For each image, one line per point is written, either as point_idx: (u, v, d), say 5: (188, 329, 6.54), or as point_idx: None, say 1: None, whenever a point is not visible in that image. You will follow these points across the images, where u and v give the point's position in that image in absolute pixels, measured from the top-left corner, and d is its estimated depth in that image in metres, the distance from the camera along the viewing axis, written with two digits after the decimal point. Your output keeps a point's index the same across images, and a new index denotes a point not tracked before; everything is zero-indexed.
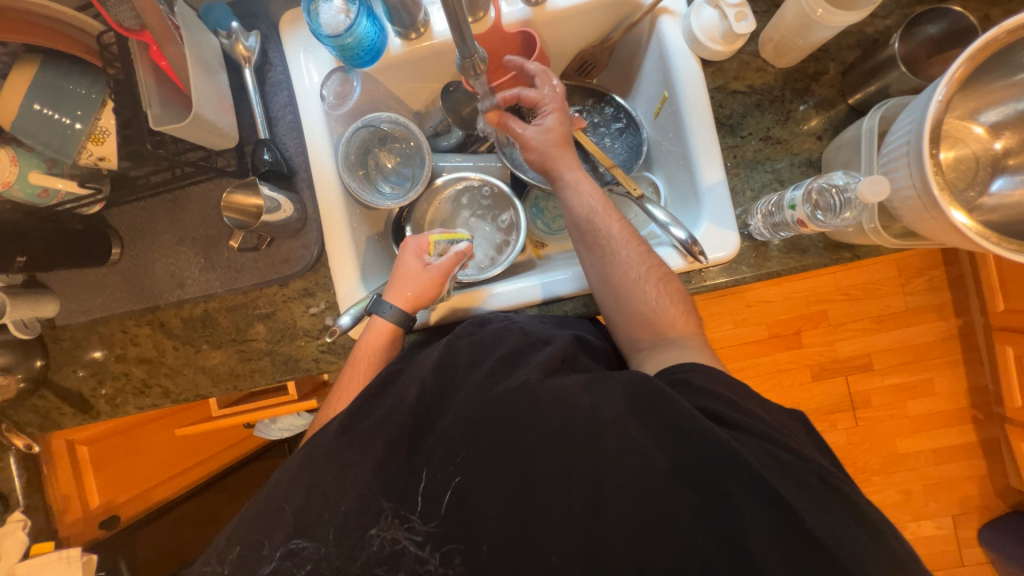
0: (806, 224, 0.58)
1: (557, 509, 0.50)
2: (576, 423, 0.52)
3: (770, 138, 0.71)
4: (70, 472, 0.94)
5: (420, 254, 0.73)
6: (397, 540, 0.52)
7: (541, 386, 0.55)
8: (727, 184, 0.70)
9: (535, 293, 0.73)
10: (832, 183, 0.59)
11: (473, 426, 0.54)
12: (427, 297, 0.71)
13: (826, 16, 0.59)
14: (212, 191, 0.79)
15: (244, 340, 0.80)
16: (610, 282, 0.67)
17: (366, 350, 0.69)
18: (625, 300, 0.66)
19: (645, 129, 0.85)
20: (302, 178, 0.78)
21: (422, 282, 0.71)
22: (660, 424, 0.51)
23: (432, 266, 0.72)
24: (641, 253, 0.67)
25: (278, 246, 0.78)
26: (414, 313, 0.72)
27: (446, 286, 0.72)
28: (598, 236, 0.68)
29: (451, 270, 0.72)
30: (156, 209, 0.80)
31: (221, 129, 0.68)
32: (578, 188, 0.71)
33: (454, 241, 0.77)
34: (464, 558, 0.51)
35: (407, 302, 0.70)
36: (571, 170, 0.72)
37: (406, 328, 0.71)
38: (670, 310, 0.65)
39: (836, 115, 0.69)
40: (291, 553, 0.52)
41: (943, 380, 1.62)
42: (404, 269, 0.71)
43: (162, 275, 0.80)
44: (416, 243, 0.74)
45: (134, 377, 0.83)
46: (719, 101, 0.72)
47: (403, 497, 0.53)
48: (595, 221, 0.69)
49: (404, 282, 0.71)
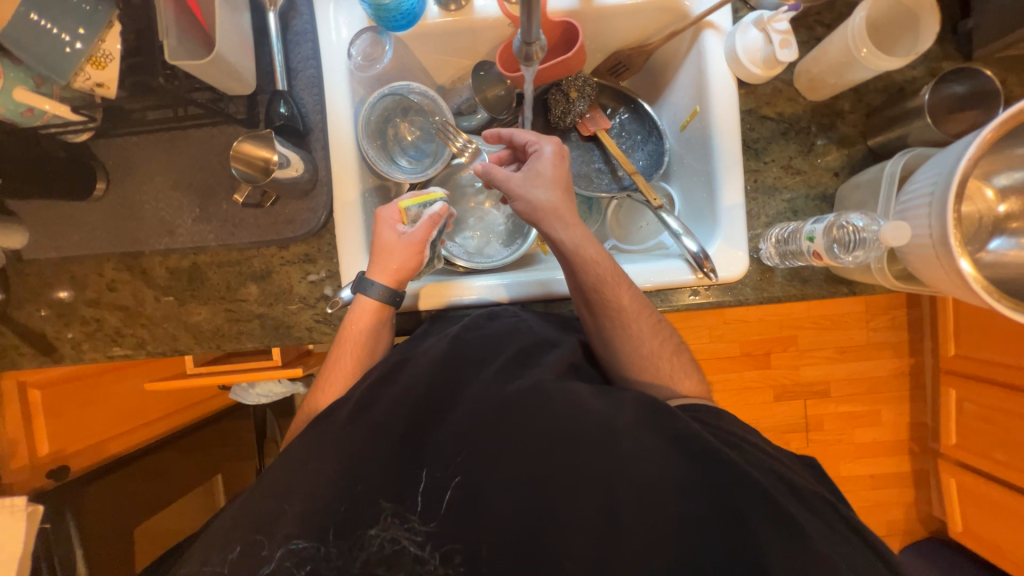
0: (820, 256, 0.60)
1: (569, 509, 0.50)
2: (590, 429, 0.53)
3: (791, 167, 0.73)
4: (20, 415, 0.90)
5: (393, 224, 0.69)
6: (397, 539, 0.51)
7: (552, 385, 0.57)
8: (745, 207, 0.72)
9: (500, 291, 0.73)
10: (846, 220, 0.59)
11: (486, 418, 0.55)
12: (408, 269, 0.69)
13: (868, 57, 0.60)
14: (216, 137, 0.74)
15: (233, 298, 0.76)
16: (621, 355, 0.66)
17: (356, 327, 0.68)
18: (637, 374, 0.66)
19: (669, 140, 0.85)
20: (316, 137, 0.74)
21: (400, 253, 0.68)
22: (670, 437, 0.52)
23: (409, 237, 0.68)
24: (652, 326, 0.66)
25: (282, 206, 0.74)
26: (401, 287, 0.70)
27: (425, 254, 0.70)
28: (608, 307, 0.65)
29: (428, 237, 0.69)
30: (150, 147, 0.74)
31: (241, 74, 0.63)
32: (582, 252, 0.65)
33: (427, 203, 0.71)
34: (464, 558, 0.50)
35: (392, 276, 0.68)
36: (567, 228, 0.66)
37: (395, 304, 0.69)
38: (683, 383, 0.65)
39: (855, 154, 0.72)
40: (292, 552, 0.50)
41: (889, 413, 1.74)
42: (381, 242, 0.68)
43: (150, 218, 0.75)
44: (388, 211, 0.69)
45: (106, 324, 0.78)
46: (749, 124, 0.73)
47: (401, 496, 0.53)
48: (603, 291, 0.65)
49: (382, 256, 0.68)
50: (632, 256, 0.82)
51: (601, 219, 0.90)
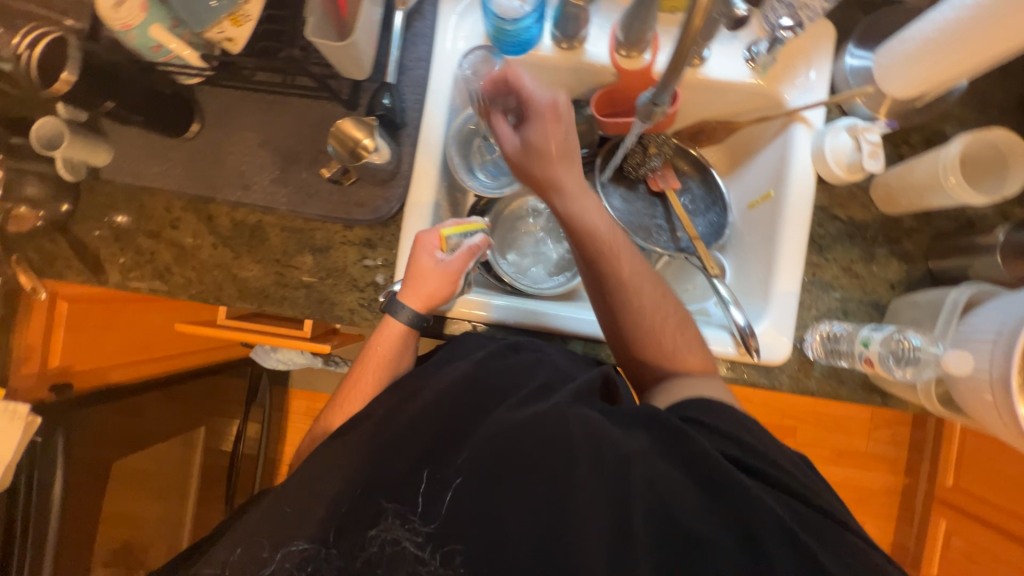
0: (873, 363, 0.62)
1: (590, 537, 0.49)
2: (606, 455, 0.52)
3: (850, 270, 0.74)
4: (42, 324, 0.89)
5: (432, 249, 0.69)
6: (398, 540, 0.52)
7: (568, 410, 0.55)
8: (797, 296, 0.73)
9: (537, 319, 0.76)
10: (905, 336, 0.60)
11: (504, 438, 0.53)
12: (441, 296, 0.69)
13: (955, 186, 0.62)
14: (314, 110, 0.77)
15: (287, 264, 0.78)
16: (623, 331, 0.68)
17: (380, 350, 0.67)
18: (644, 352, 0.68)
19: (732, 214, 0.88)
20: (408, 133, 0.76)
21: (436, 279, 0.68)
22: (684, 462, 0.53)
23: (445, 266, 0.69)
24: (655, 299, 0.68)
25: (359, 188, 0.76)
26: (429, 312, 0.70)
27: (460, 284, 0.70)
28: (607, 279, 0.68)
29: (465, 267, 0.70)
30: (250, 105, 0.77)
31: (362, 61, 0.66)
32: (585, 216, 0.68)
33: (467, 233, 0.72)
34: (465, 559, 0.50)
35: (422, 301, 0.68)
36: (568, 191, 0.68)
37: (422, 327, 0.69)
38: (686, 358, 0.66)
39: (915, 273, 0.74)
40: (293, 553, 0.52)
41: (873, 529, 1.71)
42: (417, 266, 0.68)
43: (231, 169, 0.77)
44: (428, 235, 0.69)
45: (159, 259, 0.79)
46: (818, 220, 0.75)
47: (401, 497, 0.53)
48: (602, 257, 0.68)
49: (419, 279, 0.68)
50: None
51: None
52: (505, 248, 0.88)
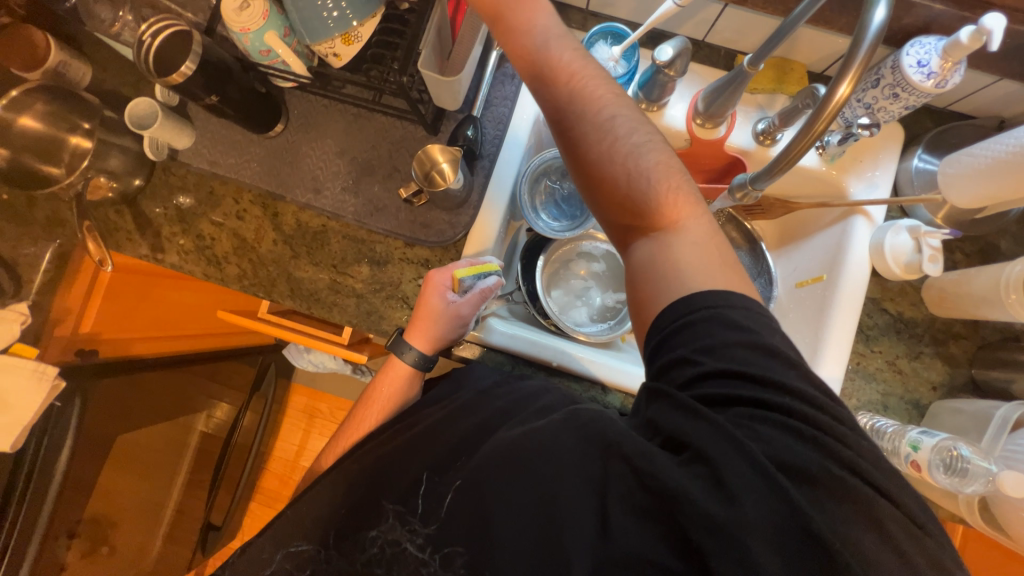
0: (919, 468, 0.63)
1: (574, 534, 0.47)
2: (596, 450, 0.49)
3: (894, 365, 0.75)
4: (84, 289, 0.91)
5: (443, 290, 0.71)
6: (398, 542, 0.55)
7: (575, 416, 0.55)
8: (841, 382, 0.74)
9: (573, 360, 0.77)
10: (955, 446, 0.60)
11: (513, 449, 0.53)
12: (448, 338, 0.72)
13: (1014, 304, 0.64)
14: (397, 129, 0.79)
15: (343, 271, 0.79)
16: (589, 146, 0.55)
17: (383, 392, 0.73)
18: (600, 187, 0.55)
19: (778, 289, 0.89)
20: (482, 165, 0.79)
21: (443, 323, 0.71)
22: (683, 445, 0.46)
23: (455, 308, 0.70)
24: (629, 115, 0.56)
25: (426, 210, 0.78)
26: (437, 351, 0.74)
27: (467, 327, 0.73)
28: (565, 92, 0.56)
29: (476, 311, 0.72)
30: (336, 114, 0.80)
31: (459, 95, 0.70)
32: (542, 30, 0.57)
33: (482, 274, 0.72)
34: (463, 563, 0.51)
35: (430, 342, 0.72)
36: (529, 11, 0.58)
37: (429, 366, 0.74)
38: (650, 177, 0.53)
39: (958, 378, 0.74)
40: (293, 554, 0.59)
41: None
42: (428, 308, 0.71)
43: (305, 172, 0.80)
44: (440, 277, 0.71)
45: (218, 246, 0.80)
46: (868, 311, 0.77)
47: (406, 500, 0.57)
48: (560, 79, 0.57)
49: (427, 322, 0.71)
50: None
51: None
52: (551, 285, 0.89)
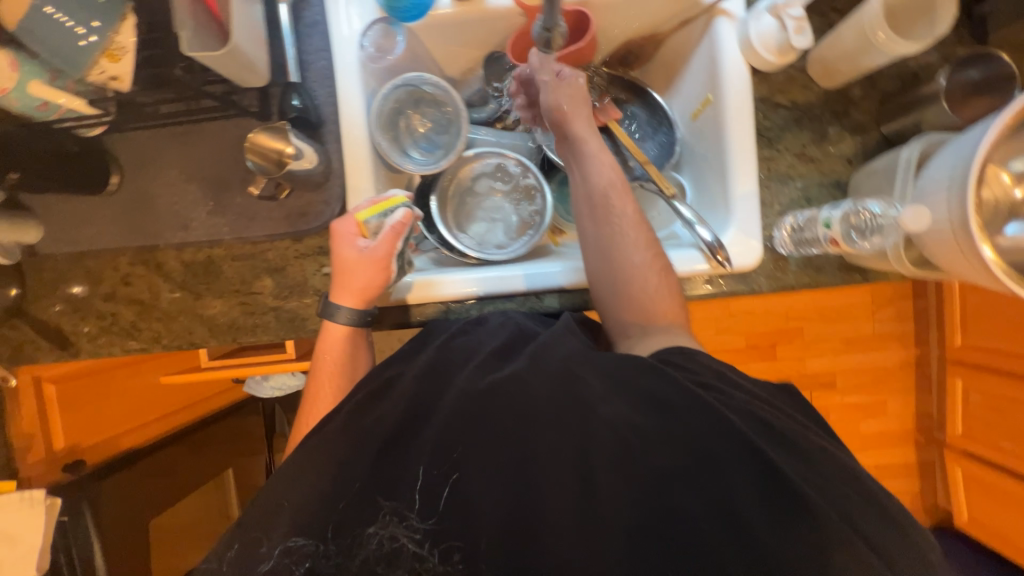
0: (837, 243, 0.61)
1: (552, 483, 0.51)
2: (566, 404, 0.53)
3: (804, 155, 0.73)
4: (33, 411, 0.89)
5: (353, 238, 0.69)
6: (396, 537, 0.52)
7: (529, 372, 0.56)
8: (758, 195, 0.72)
9: (518, 282, 0.75)
10: (864, 207, 0.60)
11: (474, 409, 0.54)
12: (376, 285, 0.69)
13: (886, 41, 0.60)
14: (230, 130, 0.74)
15: (249, 292, 0.76)
16: (609, 263, 0.67)
17: (328, 358, 0.69)
18: (621, 289, 0.66)
19: (680, 130, 0.85)
20: (329, 129, 0.74)
21: (364, 270, 0.68)
22: (644, 397, 0.54)
23: (372, 252, 0.68)
24: (647, 241, 0.68)
25: (297, 198, 0.74)
26: (369, 305, 0.70)
27: (392, 267, 0.69)
28: (610, 213, 0.68)
29: (393, 248, 0.68)
30: (164, 140, 0.74)
31: (254, 65, 0.63)
32: (599, 160, 0.70)
33: (387, 211, 0.69)
34: (462, 556, 0.51)
35: (358, 296, 0.69)
36: (593, 141, 0.71)
37: (366, 322, 0.71)
38: (664, 300, 0.66)
39: (869, 142, 0.72)
40: (292, 550, 0.53)
41: (896, 403, 1.75)
42: (344, 260, 0.68)
43: (164, 212, 0.75)
44: (346, 225, 0.69)
45: (121, 318, 0.78)
46: (763, 112, 0.73)
47: (399, 494, 0.53)
48: (610, 195, 0.69)
49: (348, 275, 0.68)
50: None
51: None
52: (463, 220, 0.86)
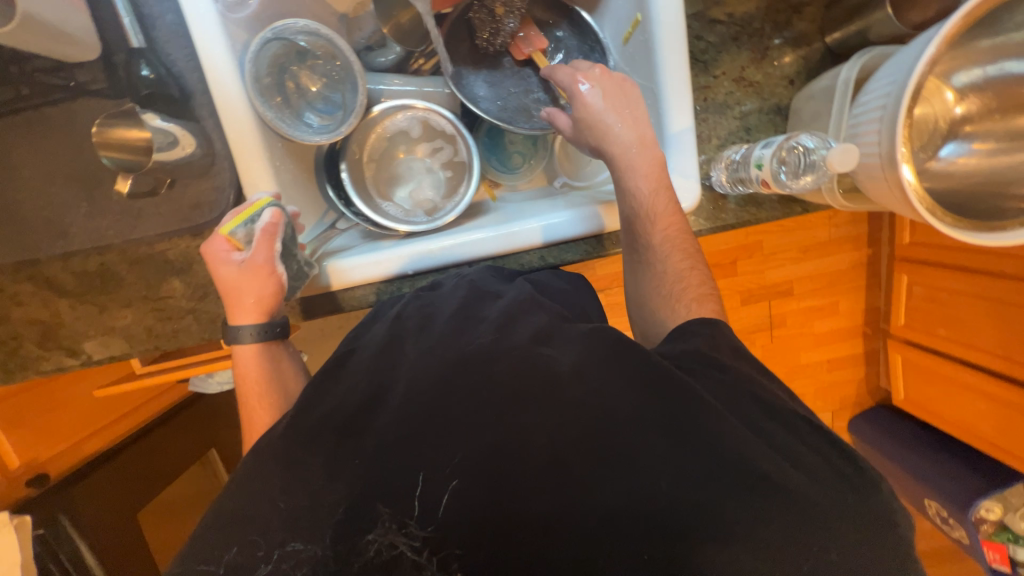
0: (767, 185, 0.57)
1: (538, 480, 0.44)
2: (542, 399, 0.47)
3: (743, 79, 0.66)
4: None
5: (226, 253, 0.61)
6: (395, 544, 0.43)
7: (494, 349, 0.51)
8: (695, 130, 0.66)
9: (535, 235, 0.68)
10: (798, 142, 0.56)
11: (431, 397, 0.48)
12: (269, 295, 0.62)
13: None
14: (80, 115, 0.62)
15: (158, 297, 0.70)
16: (643, 269, 0.64)
17: (249, 378, 0.63)
18: (653, 298, 0.63)
19: (612, 56, 0.76)
20: (200, 102, 0.63)
21: (250, 284, 0.61)
22: (628, 371, 0.47)
23: (251, 261, 0.61)
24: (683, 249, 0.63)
25: (182, 188, 0.65)
26: (274, 316, 0.64)
27: (280, 271, 0.63)
28: (643, 219, 0.63)
29: (272, 252, 0.61)
30: (1, 135, 0.62)
31: (73, 36, 0.53)
32: (635, 155, 0.62)
33: (253, 216, 0.60)
34: (464, 564, 0.42)
35: (256, 311, 0.62)
36: (635, 133, 0.63)
37: (277, 333, 0.65)
38: None
39: (813, 56, 0.65)
40: (289, 555, 0.43)
41: (847, 303, 1.85)
42: (226, 280, 0.61)
43: (32, 221, 0.65)
44: (215, 243, 0.61)
45: (26, 340, 0.71)
46: (697, 31, 0.64)
47: (397, 498, 0.44)
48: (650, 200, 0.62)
49: (237, 295, 0.61)
50: (580, 195, 0.77)
51: (548, 154, 0.85)
52: (386, 188, 0.78)
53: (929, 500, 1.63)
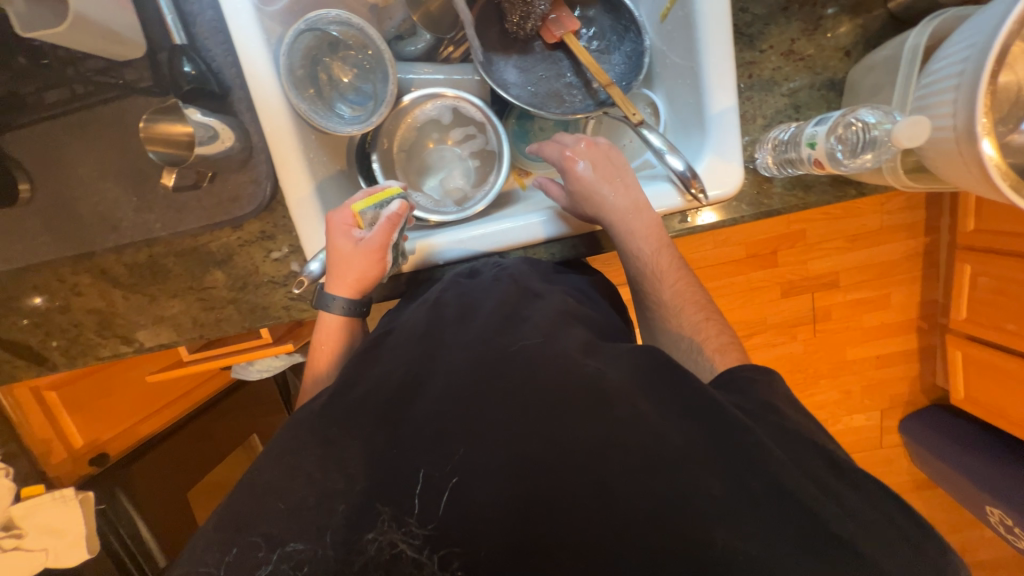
0: (822, 164, 0.52)
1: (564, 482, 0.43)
2: (580, 390, 0.46)
3: (793, 53, 0.61)
4: (43, 418, 0.96)
5: (347, 229, 0.63)
6: (394, 543, 0.43)
7: (529, 348, 0.50)
8: (737, 109, 0.62)
9: (536, 231, 0.67)
10: (856, 117, 0.51)
11: (464, 389, 0.48)
12: (370, 277, 0.64)
13: None
14: (128, 112, 0.65)
15: (202, 287, 0.73)
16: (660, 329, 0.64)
17: (325, 346, 0.67)
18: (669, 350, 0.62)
19: (648, 36, 0.72)
20: (238, 97, 0.64)
21: (359, 263, 0.63)
22: (671, 399, 0.46)
23: (365, 244, 0.62)
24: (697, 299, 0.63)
25: (223, 182, 0.67)
26: (364, 296, 0.67)
27: (388, 258, 0.64)
28: (653, 280, 0.63)
29: (388, 240, 0.62)
30: (59, 134, 0.66)
31: (121, 34, 0.55)
32: (631, 224, 0.63)
33: (383, 201, 0.62)
34: (464, 563, 0.41)
35: (352, 287, 0.65)
36: (626, 199, 0.64)
37: (359, 312, 0.67)
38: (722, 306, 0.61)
39: (872, 24, 0.60)
40: (289, 554, 0.43)
41: (899, 295, 1.73)
42: (339, 253, 0.63)
43: (88, 216, 0.69)
44: (340, 216, 0.63)
45: (86, 328, 0.76)
46: (742, 3, 0.60)
47: (399, 498, 0.44)
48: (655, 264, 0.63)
49: (343, 269, 0.64)
50: None
51: None
52: (416, 179, 0.78)
53: (990, 507, 1.51)
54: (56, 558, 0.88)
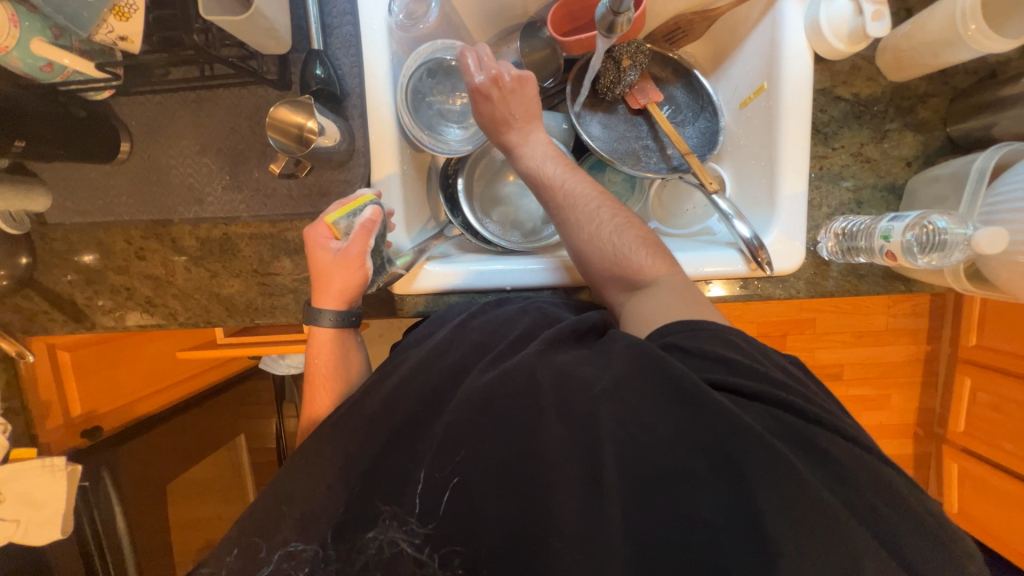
0: (894, 257, 0.59)
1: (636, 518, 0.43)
2: None
3: (861, 155, 0.68)
4: (49, 377, 0.86)
5: (326, 242, 0.64)
6: (395, 542, 0.47)
7: None
8: (806, 195, 0.68)
9: (541, 274, 0.70)
10: (929, 221, 0.56)
11: None
12: (354, 286, 0.64)
13: (976, 36, 0.55)
14: (246, 99, 0.69)
15: (266, 273, 0.74)
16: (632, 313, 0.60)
17: (320, 368, 0.66)
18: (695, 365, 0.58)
19: (724, 118, 0.80)
20: (353, 103, 0.69)
21: (340, 273, 0.63)
22: (675, 403, 0.45)
23: (345, 253, 0.63)
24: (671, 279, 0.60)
25: (318, 176, 0.70)
26: (350, 307, 0.66)
27: (369, 266, 0.64)
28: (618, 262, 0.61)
29: (366, 248, 0.62)
30: (173, 106, 0.69)
31: (276, 31, 0.60)
32: (584, 206, 0.63)
33: (356, 210, 0.63)
34: (463, 561, 0.45)
35: (337, 299, 0.65)
36: (578, 182, 0.65)
37: (350, 324, 0.67)
38: None
39: (932, 142, 0.68)
40: (289, 554, 0.48)
41: (899, 398, 1.76)
42: (319, 265, 0.64)
43: (176, 185, 0.71)
44: (316, 229, 0.64)
45: (136, 293, 0.75)
46: (821, 105, 0.68)
47: (400, 497, 0.48)
48: (617, 248, 0.61)
49: (325, 280, 0.64)
50: (677, 241, 0.79)
51: (643, 200, 0.87)
52: (488, 206, 0.81)
53: None
54: (25, 533, 0.84)
